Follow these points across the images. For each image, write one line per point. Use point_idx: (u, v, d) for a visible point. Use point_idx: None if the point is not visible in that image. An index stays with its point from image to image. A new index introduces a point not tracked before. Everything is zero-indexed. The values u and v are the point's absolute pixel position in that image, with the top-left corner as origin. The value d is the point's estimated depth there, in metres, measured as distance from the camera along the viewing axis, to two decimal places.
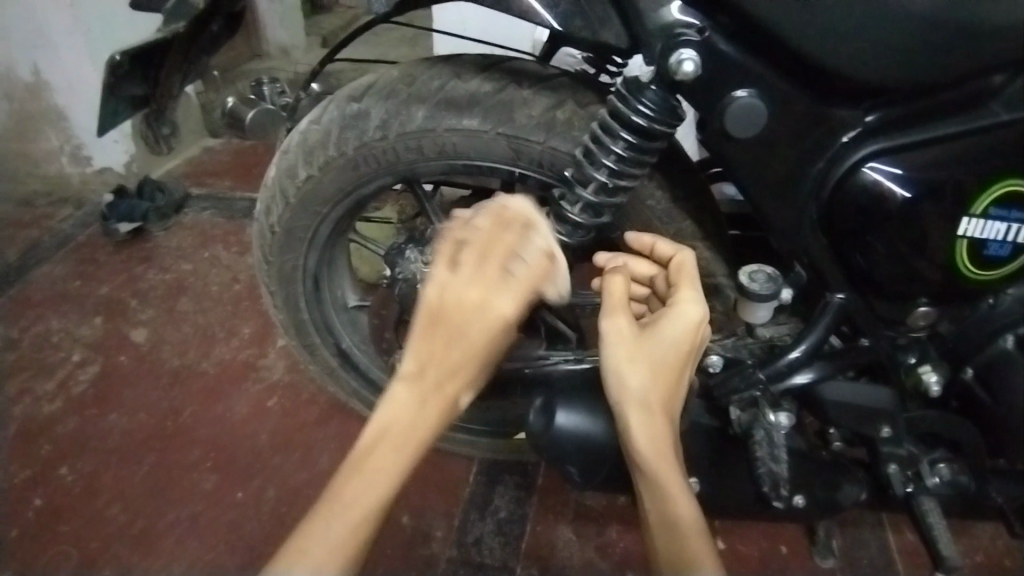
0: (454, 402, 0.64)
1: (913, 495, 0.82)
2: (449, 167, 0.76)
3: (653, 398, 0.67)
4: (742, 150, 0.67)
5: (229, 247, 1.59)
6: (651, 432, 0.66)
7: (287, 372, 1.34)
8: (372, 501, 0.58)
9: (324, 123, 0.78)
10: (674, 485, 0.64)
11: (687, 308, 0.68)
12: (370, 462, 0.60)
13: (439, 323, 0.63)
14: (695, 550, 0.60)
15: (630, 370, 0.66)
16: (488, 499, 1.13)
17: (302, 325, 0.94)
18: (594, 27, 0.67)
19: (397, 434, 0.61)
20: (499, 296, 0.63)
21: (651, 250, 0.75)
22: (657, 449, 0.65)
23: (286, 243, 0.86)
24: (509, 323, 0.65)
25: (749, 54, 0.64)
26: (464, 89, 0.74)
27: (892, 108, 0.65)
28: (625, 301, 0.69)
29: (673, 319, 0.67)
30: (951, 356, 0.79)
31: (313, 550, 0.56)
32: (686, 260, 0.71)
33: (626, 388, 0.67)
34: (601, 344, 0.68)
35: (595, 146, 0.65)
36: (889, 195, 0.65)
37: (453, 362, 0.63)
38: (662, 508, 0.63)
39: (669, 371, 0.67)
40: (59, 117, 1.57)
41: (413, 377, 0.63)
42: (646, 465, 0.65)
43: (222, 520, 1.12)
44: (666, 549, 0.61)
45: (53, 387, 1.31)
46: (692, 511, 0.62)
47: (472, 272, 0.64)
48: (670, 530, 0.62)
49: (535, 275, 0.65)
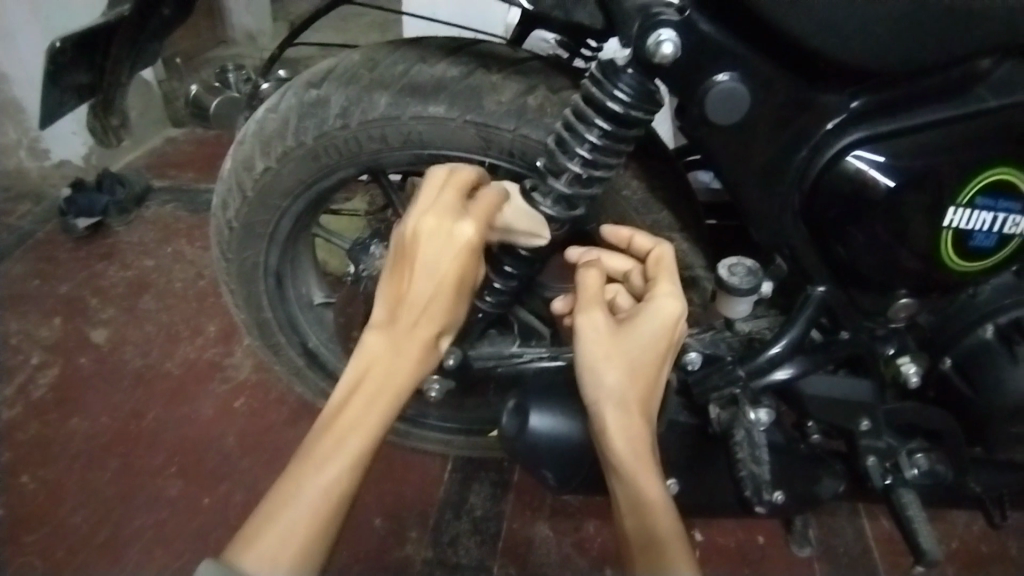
0: (431, 344, 0.60)
1: (891, 488, 0.80)
2: (414, 157, 0.72)
3: (632, 397, 0.64)
4: (721, 137, 0.65)
5: (194, 242, 1.53)
6: (629, 433, 0.63)
7: (256, 371, 1.30)
8: (347, 457, 0.55)
9: (281, 110, 0.73)
10: (649, 481, 0.61)
11: (665, 302, 0.66)
12: (345, 417, 0.56)
13: (401, 261, 0.59)
14: (670, 546, 0.57)
15: (607, 369, 0.64)
16: (464, 498, 1.10)
17: (265, 323, 0.90)
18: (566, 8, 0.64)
19: (375, 386, 0.58)
20: (459, 223, 0.59)
21: (627, 244, 0.72)
22: (634, 448, 0.63)
23: (245, 238, 0.81)
24: (471, 249, 0.59)
25: (729, 35, 0.60)
26: (430, 74, 0.70)
27: (879, 93, 0.62)
28: (600, 293, 0.67)
29: (652, 314, 0.65)
30: (929, 346, 0.79)
31: (284, 515, 0.53)
32: (665, 255, 0.69)
33: (602, 386, 0.64)
34: (577, 340, 0.66)
35: (568, 134, 0.62)
36: (872, 183, 0.63)
37: (422, 299, 0.59)
38: (633, 505, 0.60)
39: (647, 370, 0.65)
40: (17, 109, 1.49)
41: (387, 322, 0.60)
42: (622, 464, 0.62)
43: (189, 527, 1.08)
44: (639, 551, 0.58)
45: (9, 392, 1.25)
46: (664, 501, 0.60)
47: (425, 202, 0.59)
48: (642, 528, 0.59)
49: (491, 203, 0.61)
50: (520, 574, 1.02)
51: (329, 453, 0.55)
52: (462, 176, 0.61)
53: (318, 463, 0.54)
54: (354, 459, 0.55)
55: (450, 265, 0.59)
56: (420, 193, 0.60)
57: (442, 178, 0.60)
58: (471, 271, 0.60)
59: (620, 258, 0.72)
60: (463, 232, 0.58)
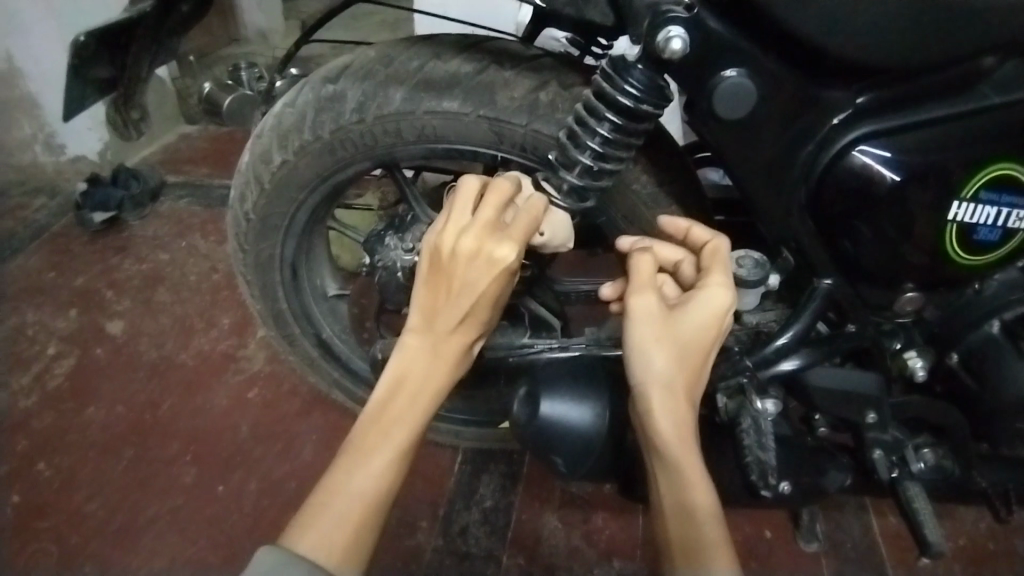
0: (465, 351, 0.64)
1: (898, 481, 0.82)
2: (429, 151, 0.74)
3: (678, 382, 0.64)
4: (729, 133, 0.66)
5: (208, 236, 1.56)
6: (675, 415, 0.64)
7: (269, 363, 1.32)
8: (393, 451, 0.59)
9: (299, 105, 0.75)
10: (695, 478, 0.62)
11: (717, 292, 0.65)
12: (387, 416, 0.60)
13: (438, 275, 0.61)
14: (712, 547, 0.58)
15: (657, 354, 0.64)
16: (473, 489, 1.12)
17: (281, 315, 0.91)
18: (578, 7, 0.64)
19: (413, 392, 0.61)
20: (499, 245, 0.60)
21: (684, 235, 0.72)
22: (679, 434, 0.63)
23: (262, 230, 0.83)
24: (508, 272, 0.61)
25: (737, 31, 0.62)
26: (445, 70, 0.71)
27: (883, 90, 0.63)
28: (652, 279, 0.67)
29: (704, 301, 0.65)
30: (937, 341, 0.80)
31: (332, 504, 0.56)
32: (722, 247, 0.69)
33: (651, 371, 0.64)
34: (628, 321, 0.66)
35: (580, 128, 0.63)
36: (878, 178, 0.64)
37: (462, 315, 0.62)
38: (678, 497, 0.62)
39: (695, 356, 0.65)
40: (32, 104, 1.51)
41: (423, 327, 0.63)
42: (668, 452, 0.63)
43: (204, 514, 1.10)
44: (681, 544, 0.60)
45: (27, 381, 1.27)
46: (709, 498, 0.61)
47: (462, 219, 0.61)
48: (685, 520, 0.61)
49: (530, 221, 0.61)
50: (528, 564, 1.03)
51: (375, 449, 0.59)
52: (498, 190, 0.61)
53: (365, 455, 0.59)
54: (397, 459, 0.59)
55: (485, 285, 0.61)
56: (451, 208, 0.62)
57: (472, 189, 0.62)
58: (506, 287, 0.62)
59: (672, 248, 0.72)
60: (503, 255, 0.59)
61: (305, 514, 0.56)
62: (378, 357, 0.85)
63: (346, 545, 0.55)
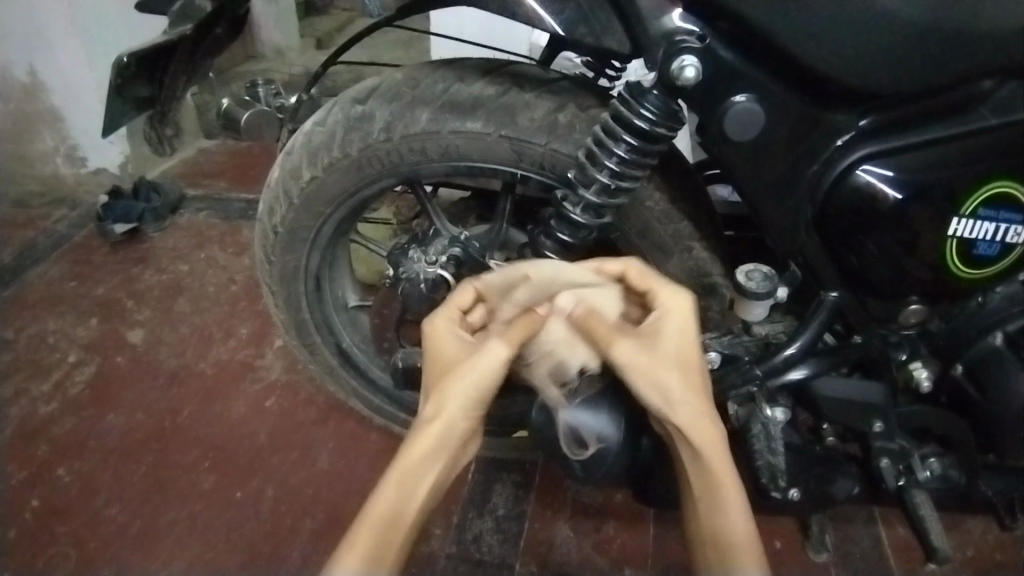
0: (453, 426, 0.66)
1: (905, 489, 0.83)
2: (451, 168, 0.77)
3: (695, 397, 0.64)
4: (740, 153, 0.69)
5: (226, 248, 1.60)
6: (699, 432, 0.63)
7: (286, 372, 1.35)
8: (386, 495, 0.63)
9: (329, 124, 0.79)
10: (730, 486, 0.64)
11: (675, 302, 0.67)
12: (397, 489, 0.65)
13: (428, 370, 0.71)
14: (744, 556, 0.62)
15: (665, 383, 0.63)
16: (488, 498, 1.15)
17: (303, 324, 0.95)
18: (597, 33, 0.67)
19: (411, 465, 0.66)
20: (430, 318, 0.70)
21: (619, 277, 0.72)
22: (711, 450, 0.64)
23: (289, 242, 0.87)
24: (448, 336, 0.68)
25: (748, 60, 0.65)
26: (468, 92, 0.75)
27: (886, 113, 0.67)
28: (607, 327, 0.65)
29: (672, 319, 0.66)
30: (941, 353, 0.82)
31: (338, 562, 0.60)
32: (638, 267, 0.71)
33: (665, 393, 0.63)
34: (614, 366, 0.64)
35: (598, 149, 0.66)
36: (881, 196, 0.67)
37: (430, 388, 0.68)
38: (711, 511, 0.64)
39: (697, 371, 0.65)
40: (56, 118, 1.59)
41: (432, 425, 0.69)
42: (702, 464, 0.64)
43: (222, 519, 1.13)
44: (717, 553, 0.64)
45: (48, 388, 1.31)
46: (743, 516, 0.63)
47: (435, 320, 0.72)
48: (715, 529, 0.64)
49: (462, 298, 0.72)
50: (541, 571, 1.05)
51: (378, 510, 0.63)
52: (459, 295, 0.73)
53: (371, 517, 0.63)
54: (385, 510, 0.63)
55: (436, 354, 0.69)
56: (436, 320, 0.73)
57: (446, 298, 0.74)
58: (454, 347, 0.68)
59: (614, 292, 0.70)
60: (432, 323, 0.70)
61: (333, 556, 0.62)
62: (400, 366, 0.88)
63: None
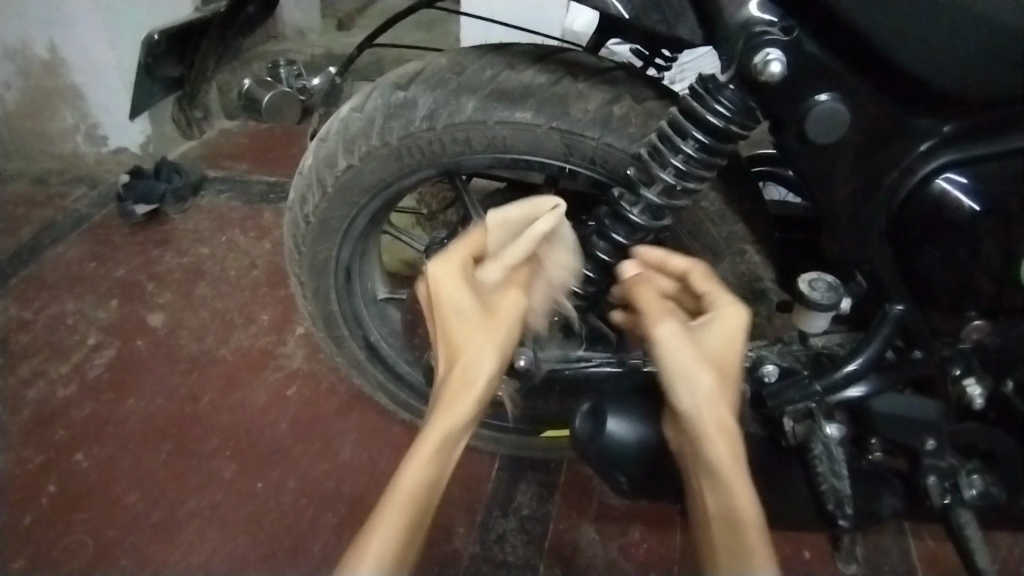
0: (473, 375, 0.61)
1: (949, 507, 0.80)
2: (495, 160, 0.74)
3: (720, 395, 0.61)
4: (812, 154, 0.65)
5: (247, 232, 1.57)
6: (719, 427, 0.60)
7: (308, 361, 1.33)
8: (416, 472, 0.55)
9: (367, 111, 0.76)
10: (739, 479, 0.58)
11: (732, 309, 0.63)
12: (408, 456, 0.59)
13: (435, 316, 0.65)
14: (755, 545, 0.55)
15: (697, 372, 0.60)
16: (511, 497, 1.12)
17: (331, 317, 0.92)
18: (670, 22, 0.65)
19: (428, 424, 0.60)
20: (434, 266, 0.65)
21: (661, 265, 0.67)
22: (728, 449, 0.59)
23: (320, 232, 0.83)
24: (464, 281, 0.64)
25: (831, 55, 0.61)
26: (517, 80, 0.71)
27: (971, 117, 0.61)
28: (661, 305, 0.64)
29: (722, 318, 0.63)
30: (995, 368, 0.76)
31: (363, 544, 0.52)
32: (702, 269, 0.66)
33: (695, 394, 0.60)
34: (657, 351, 0.62)
35: (664, 145, 0.64)
36: (956, 207, 0.63)
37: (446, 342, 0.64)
38: (723, 505, 0.58)
39: (726, 369, 0.62)
40: (76, 94, 1.59)
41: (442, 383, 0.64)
42: (720, 468, 0.59)
43: (240, 511, 1.11)
44: (729, 546, 0.56)
45: (68, 370, 1.30)
46: (754, 505, 0.57)
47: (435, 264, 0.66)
48: (729, 518, 0.57)
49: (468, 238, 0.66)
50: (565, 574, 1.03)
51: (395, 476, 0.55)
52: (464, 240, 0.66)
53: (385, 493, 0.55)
54: (416, 480, 0.55)
55: (455, 305, 0.64)
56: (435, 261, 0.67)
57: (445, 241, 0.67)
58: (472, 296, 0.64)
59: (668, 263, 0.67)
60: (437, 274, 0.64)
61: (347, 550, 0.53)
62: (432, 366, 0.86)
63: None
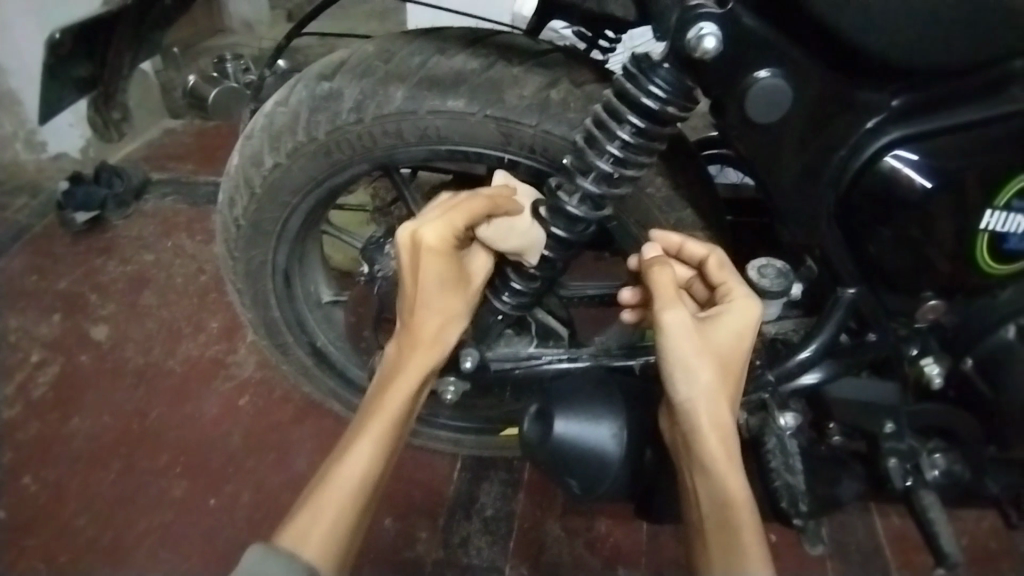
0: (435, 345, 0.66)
1: (912, 489, 0.78)
2: (430, 152, 0.70)
3: (722, 392, 0.62)
4: (756, 135, 0.62)
5: (194, 236, 1.50)
6: (718, 426, 0.62)
7: (259, 368, 1.27)
8: (367, 443, 0.62)
9: (292, 104, 0.71)
10: (735, 478, 0.61)
11: (744, 304, 0.64)
12: (370, 407, 0.64)
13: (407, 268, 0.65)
14: (748, 543, 0.59)
15: (700, 368, 0.61)
16: (474, 497, 1.08)
17: (273, 324, 0.87)
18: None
19: (389, 381, 0.65)
20: (426, 227, 0.63)
21: (677, 250, 0.69)
22: (725, 447, 0.62)
23: (252, 236, 0.79)
24: (445, 255, 0.64)
25: (771, 28, 0.58)
26: (449, 67, 0.67)
27: (916, 91, 0.60)
28: (676, 293, 0.64)
29: (734, 312, 0.64)
30: (950, 347, 0.76)
31: (321, 498, 0.60)
32: (722, 260, 0.67)
33: (696, 386, 0.62)
34: (664, 340, 0.63)
35: (600, 132, 0.61)
36: (908, 184, 0.62)
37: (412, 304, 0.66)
38: (717, 501, 0.61)
39: (733, 366, 0.63)
40: (14, 101, 1.42)
41: (401, 334, 0.67)
42: (714, 464, 0.62)
43: (195, 528, 1.06)
44: (721, 538, 0.60)
45: (10, 390, 1.22)
46: (750, 504, 0.60)
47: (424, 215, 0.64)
48: (721, 512, 0.61)
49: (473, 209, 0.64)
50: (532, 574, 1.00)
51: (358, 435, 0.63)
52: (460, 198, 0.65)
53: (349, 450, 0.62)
54: (375, 443, 0.62)
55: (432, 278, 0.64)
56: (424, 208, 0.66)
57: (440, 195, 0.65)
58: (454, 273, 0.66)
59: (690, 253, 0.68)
60: (430, 239, 0.63)
61: (303, 502, 0.60)
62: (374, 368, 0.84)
63: (331, 532, 0.58)
